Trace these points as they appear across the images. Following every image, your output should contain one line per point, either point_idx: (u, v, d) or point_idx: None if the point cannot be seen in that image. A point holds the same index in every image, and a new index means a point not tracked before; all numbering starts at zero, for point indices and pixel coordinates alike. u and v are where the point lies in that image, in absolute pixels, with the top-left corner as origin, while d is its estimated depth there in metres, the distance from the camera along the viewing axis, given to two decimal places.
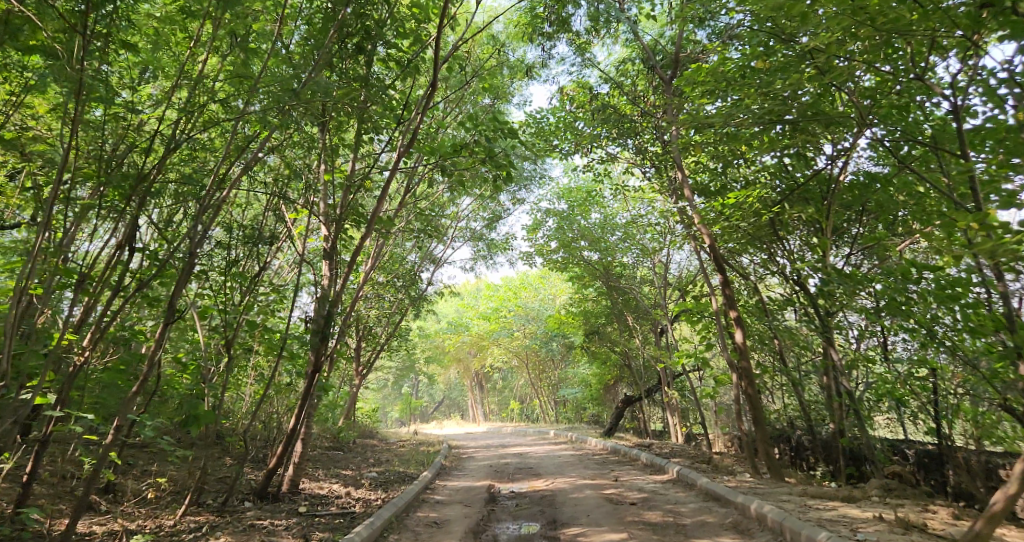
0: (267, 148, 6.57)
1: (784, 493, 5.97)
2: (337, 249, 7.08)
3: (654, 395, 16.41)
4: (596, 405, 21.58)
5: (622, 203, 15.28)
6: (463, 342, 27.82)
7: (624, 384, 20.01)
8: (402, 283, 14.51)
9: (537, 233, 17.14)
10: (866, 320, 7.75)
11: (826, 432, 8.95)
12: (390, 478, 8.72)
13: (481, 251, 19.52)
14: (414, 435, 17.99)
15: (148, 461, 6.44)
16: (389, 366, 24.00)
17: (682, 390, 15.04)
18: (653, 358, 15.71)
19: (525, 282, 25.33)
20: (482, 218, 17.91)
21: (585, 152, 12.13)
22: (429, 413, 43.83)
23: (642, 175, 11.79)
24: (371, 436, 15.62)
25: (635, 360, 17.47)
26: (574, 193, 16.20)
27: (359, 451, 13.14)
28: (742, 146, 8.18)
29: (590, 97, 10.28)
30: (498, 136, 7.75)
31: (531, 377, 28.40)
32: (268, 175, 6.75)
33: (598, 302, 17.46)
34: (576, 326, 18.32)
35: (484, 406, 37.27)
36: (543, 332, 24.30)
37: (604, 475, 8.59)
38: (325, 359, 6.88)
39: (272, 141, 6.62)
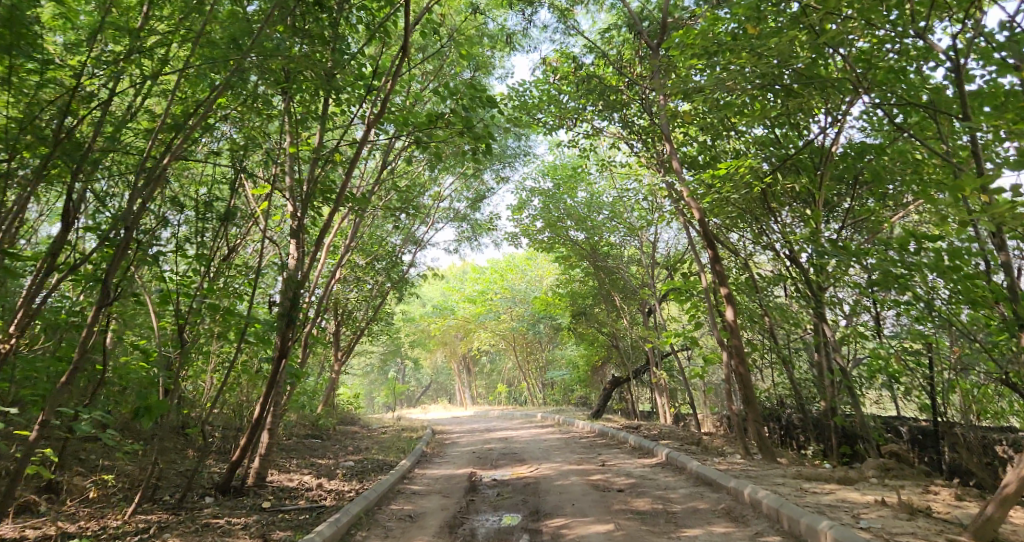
0: (223, 118, 6.09)
1: (777, 476, 5.66)
2: (302, 227, 6.62)
3: (642, 376, 16.15)
4: (584, 387, 21.31)
5: (609, 181, 14.86)
6: (449, 325, 27.44)
7: (613, 365, 19.74)
8: (382, 265, 14.04)
9: (523, 213, 16.72)
10: (861, 295, 7.43)
11: (818, 411, 8.68)
12: (367, 467, 8.36)
13: (466, 231, 19.06)
14: (399, 420, 17.63)
15: (102, 456, 6.00)
16: (374, 351, 23.58)
17: (670, 371, 14.78)
18: (641, 339, 15.41)
19: (511, 263, 24.90)
20: (466, 198, 17.43)
21: (569, 127, 11.69)
22: (417, 398, 43.54)
23: (629, 150, 11.38)
24: (354, 422, 15.24)
25: (623, 341, 17.18)
26: (559, 171, 15.75)
27: (340, 438, 12.76)
28: (733, 114, 7.76)
29: (574, 68, 9.82)
30: (475, 105, 7.28)
31: (518, 360, 28.11)
32: (225, 147, 6.27)
33: (585, 282, 17.11)
34: (563, 307, 17.98)
35: (472, 390, 37.01)
36: (530, 314, 23.95)
37: (591, 459, 8.27)
38: (291, 344, 6.44)
39: (229, 111, 6.14)
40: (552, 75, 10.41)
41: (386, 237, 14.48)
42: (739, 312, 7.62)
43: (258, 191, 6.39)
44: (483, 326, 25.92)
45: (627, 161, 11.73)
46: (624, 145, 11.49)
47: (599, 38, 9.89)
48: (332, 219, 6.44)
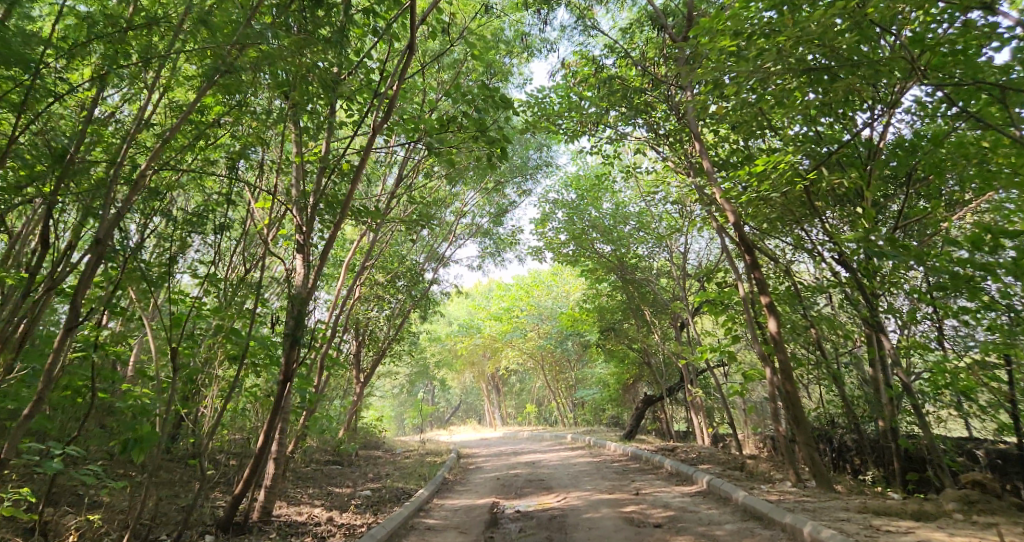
0: (222, 128, 5.77)
1: (839, 510, 4.96)
2: (308, 241, 6.21)
3: (677, 394, 15.40)
4: (616, 406, 20.54)
5: (635, 190, 14.31)
6: (475, 344, 26.92)
7: (645, 383, 18.97)
8: (403, 282, 13.65)
9: (547, 226, 16.22)
10: (920, 301, 6.71)
11: (874, 431, 7.91)
12: (384, 497, 7.83)
13: (489, 247, 18.64)
14: (425, 443, 17.10)
15: (96, 490, 5.60)
16: (399, 372, 23.16)
17: (706, 388, 14.02)
18: (674, 355, 14.69)
19: (537, 279, 24.38)
20: (488, 213, 17.03)
21: (592, 133, 11.20)
22: (445, 419, 42.93)
23: (655, 156, 10.83)
24: (378, 446, 14.77)
25: (655, 358, 16.47)
26: (583, 182, 15.25)
27: (362, 464, 12.29)
28: (771, 108, 7.12)
29: (595, 70, 9.35)
30: (489, 106, 6.85)
31: (547, 379, 27.43)
32: (227, 158, 5.92)
33: (613, 297, 16.49)
34: (591, 323, 17.36)
35: (500, 410, 36.32)
36: (557, 331, 23.33)
37: (624, 487, 7.61)
38: (295, 366, 5.98)
39: (229, 121, 5.81)
40: (572, 79, 9.96)
41: (406, 254, 14.10)
42: (783, 324, 6.94)
43: (261, 204, 6.02)
44: (509, 344, 25.33)
45: (653, 168, 11.17)
46: (650, 150, 10.94)
47: (620, 38, 9.41)
48: (338, 233, 6.02)
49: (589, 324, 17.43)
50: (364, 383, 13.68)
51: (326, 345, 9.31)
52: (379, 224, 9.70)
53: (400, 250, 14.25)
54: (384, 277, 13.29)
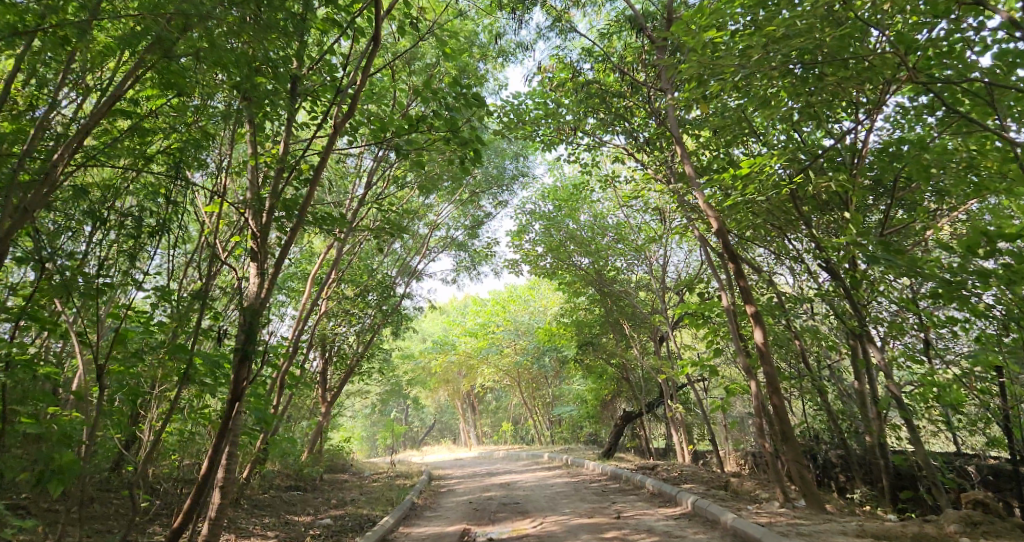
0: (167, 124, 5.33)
1: (837, 535, 4.59)
2: (262, 248, 5.72)
3: (656, 411, 15.03)
4: (594, 424, 20.11)
5: (613, 202, 14.04)
6: (450, 361, 26.33)
7: (624, 399, 18.60)
8: (373, 296, 13.14)
9: (523, 239, 15.87)
10: (909, 311, 6.45)
11: (861, 447, 7.61)
12: (346, 526, 7.27)
13: (464, 261, 18.22)
14: (396, 465, 16.46)
15: (18, 525, 5.01)
16: (370, 390, 22.48)
17: (686, 404, 13.67)
18: (653, 371, 14.35)
19: (513, 294, 23.99)
20: (463, 225, 16.64)
21: (569, 141, 10.90)
22: (420, 438, 41.99)
23: (633, 165, 10.56)
24: (346, 468, 14.12)
25: (633, 374, 16.11)
26: (560, 193, 14.96)
27: (327, 488, 11.65)
28: (755, 110, 6.87)
29: (571, 74, 9.07)
30: (461, 107, 6.47)
31: (524, 396, 26.90)
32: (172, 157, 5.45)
33: (590, 311, 16.15)
34: (568, 338, 16.98)
35: (476, 429, 35.59)
36: (534, 347, 22.90)
37: (603, 509, 7.18)
38: (247, 384, 5.46)
39: (175, 117, 5.37)
40: (549, 85, 9.67)
41: (377, 267, 13.60)
42: (768, 333, 6.63)
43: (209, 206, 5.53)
44: (485, 361, 24.83)
45: (631, 177, 10.90)
46: (628, 159, 10.68)
47: (597, 42, 9.16)
48: (294, 238, 5.55)
49: (566, 339, 17.05)
50: (331, 402, 13.07)
51: (289, 361, 8.76)
52: (346, 233, 9.23)
53: (371, 263, 13.75)
54: (354, 290, 12.77)
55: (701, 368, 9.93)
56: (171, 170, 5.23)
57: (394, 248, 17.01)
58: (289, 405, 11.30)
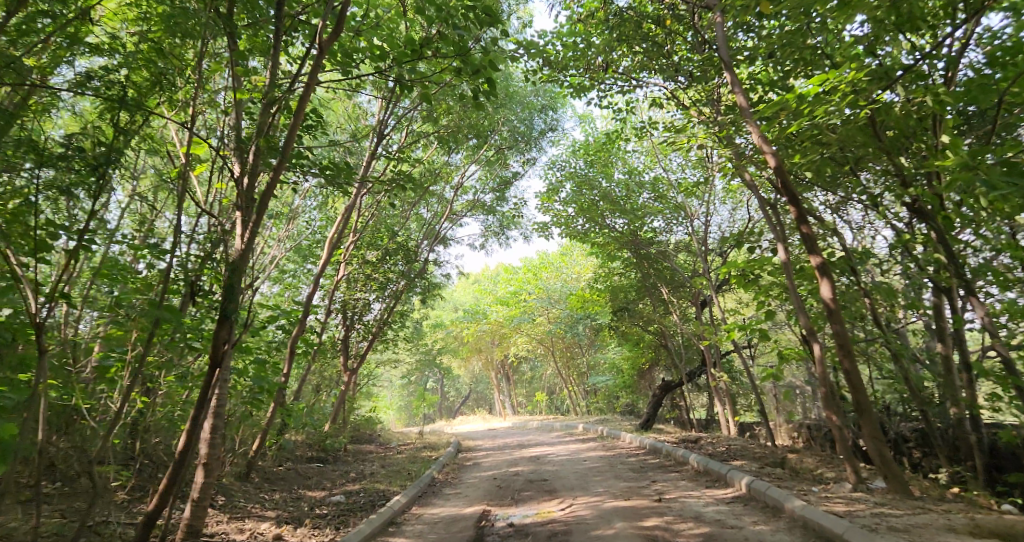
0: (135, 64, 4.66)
1: (944, 534, 3.66)
2: (241, 192, 4.95)
3: (698, 380, 14.06)
4: (631, 394, 19.25)
5: (650, 155, 12.95)
6: (482, 330, 25.70)
7: (662, 368, 17.68)
8: (393, 260, 12.42)
9: (553, 200, 14.90)
10: (1014, 260, 5.35)
11: (943, 422, 6.58)
12: (357, 505, 6.60)
13: (492, 225, 17.42)
14: (424, 436, 15.96)
15: None
16: (400, 360, 22.05)
17: (732, 373, 12.66)
18: (694, 338, 13.36)
19: (545, 261, 23.13)
20: (491, 187, 15.77)
21: (601, 85, 9.85)
22: (455, 408, 41.93)
23: (674, 109, 9.49)
24: (371, 440, 13.62)
25: (673, 341, 15.10)
26: (592, 149, 13.92)
27: (350, 460, 11.12)
28: (828, 22, 5.72)
29: (602, 4, 8.03)
30: (473, 27, 5.52)
31: (558, 366, 26.15)
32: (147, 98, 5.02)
33: (627, 275, 15.18)
34: (603, 304, 16.09)
35: (511, 399, 35.08)
36: (567, 315, 22.07)
37: (642, 489, 6.36)
38: (227, 349, 4.73)
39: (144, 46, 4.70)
40: (578, 19, 8.63)
41: (399, 230, 12.87)
42: (837, 288, 5.60)
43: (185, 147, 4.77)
44: (517, 330, 24.13)
45: (671, 123, 9.85)
46: (667, 103, 9.61)
47: None
48: (277, 181, 4.80)
49: (601, 304, 16.16)
50: (353, 371, 12.53)
51: (298, 327, 8.11)
52: (358, 186, 8.45)
53: (392, 226, 13.02)
54: (374, 254, 12.04)
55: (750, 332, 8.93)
56: (134, 123, 4.68)
57: (419, 212, 16.27)
58: (307, 373, 10.75)
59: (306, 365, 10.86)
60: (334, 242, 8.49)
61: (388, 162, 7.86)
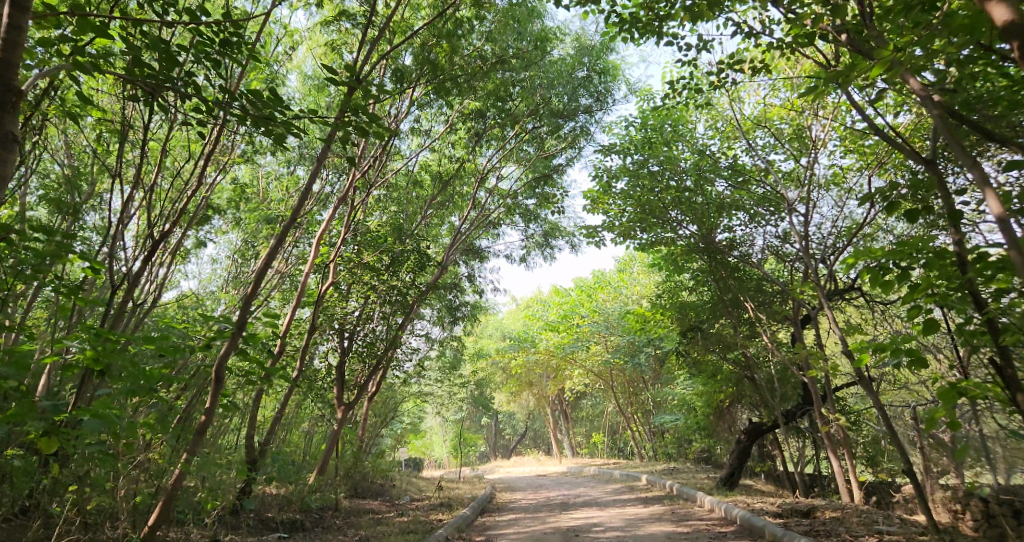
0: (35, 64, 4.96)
1: None
2: None
3: (797, 424, 10.87)
4: (705, 439, 15.93)
5: (729, 127, 10.24)
6: (530, 360, 23.06)
7: (745, 408, 14.41)
8: (399, 267, 9.97)
9: (604, 197, 12.29)
10: None
11: None
12: None
13: (535, 235, 15.03)
14: (453, 487, 13.28)
15: None
16: (434, 393, 19.66)
17: (849, 416, 9.45)
18: (789, 366, 10.32)
19: (601, 279, 20.53)
20: (532, 186, 13.34)
21: (659, 19, 7.31)
22: (509, 447, 39.21)
23: (762, 44, 6.99)
24: (381, 494, 11.06)
25: (760, 371, 12.03)
26: (651, 130, 11.28)
27: (337, 522, 8.60)
28: None
29: None
30: None
31: (619, 403, 22.96)
32: None
33: (698, 289, 12.36)
34: (670, 324, 13.31)
35: (568, 438, 31.87)
36: (627, 342, 19.14)
37: None
38: None
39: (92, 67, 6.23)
40: None
41: (412, 231, 10.46)
42: None
43: None
44: (571, 359, 21.35)
45: (757, 69, 7.35)
46: (755, 37, 6.94)
47: None
48: None
49: (668, 325, 13.38)
50: (354, 405, 10.17)
51: (239, 338, 5.68)
52: (325, 152, 6.20)
53: (404, 226, 10.64)
54: (377, 257, 9.70)
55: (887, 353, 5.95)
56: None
57: (450, 221, 14.14)
58: (285, 404, 8.51)
59: (286, 394, 8.63)
60: (298, 211, 6.07)
61: (362, 101, 5.55)
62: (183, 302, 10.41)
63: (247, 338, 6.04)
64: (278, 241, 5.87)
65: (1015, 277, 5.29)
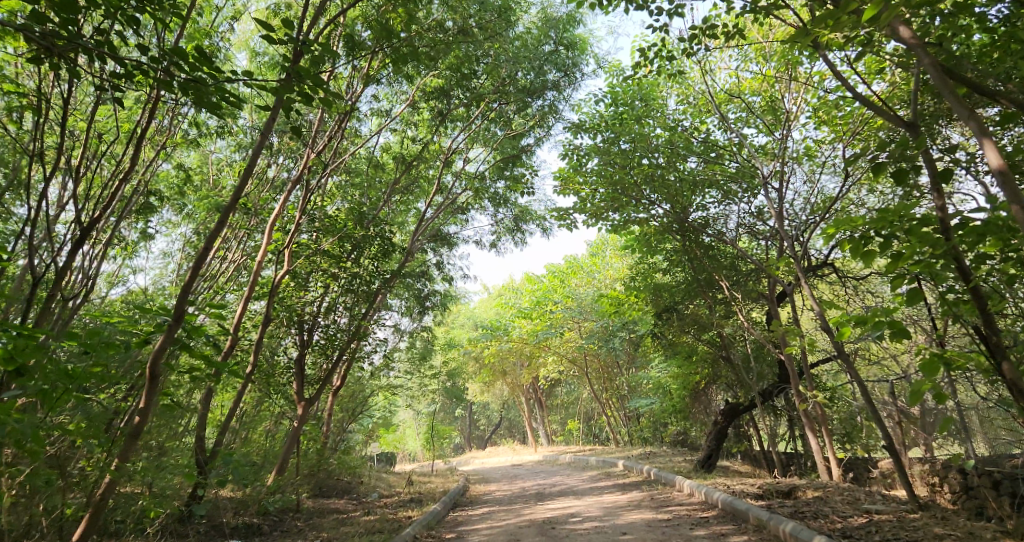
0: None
1: None
2: None
3: (773, 403, 10.72)
4: (681, 422, 15.82)
5: (700, 101, 9.95)
6: (503, 349, 22.74)
7: (720, 389, 14.30)
8: (360, 253, 9.48)
9: (573, 177, 11.93)
10: None
11: None
12: None
13: (504, 219, 14.70)
14: (426, 481, 12.90)
15: None
16: (405, 385, 19.21)
17: (825, 394, 9.29)
18: (765, 344, 10.12)
19: (573, 264, 20.28)
20: (498, 168, 12.92)
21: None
22: (485, 436, 39.11)
23: (735, 7, 6.66)
24: (349, 492, 10.62)
25: (735, 351, 11.85)
26: (621, 107, 10.93)
27: (299, 524, 8.13)
28: None
29: None
30: None
31: (594, 389, 22.80)
32: None
33: (671, 269, 12.10)
34: (644, 307, 13.06)
35: (543, 426, 31.72)
36: (600, 327, 18.93)
37: None
38: None
39: (2, 35, 5.59)
40: None
41: (373, 216, 9.96)
42: None
43: None
44: (544, 347, 21.08)
45: (730, 33, 7.02)
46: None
47: None
48: None
49: (642, 307, 13.13)
50: (317, 399, 9.67)
51: (176, 331, 5.12)
52: (270, 125, 5.64)
53: (366, 211, 10.13)
54: (336, 244, 9.19)
55: (870, 324, 5.69)
56: None
57: (415, 206, 13.65)
58: (240, 402, 7.98)
59: (241, 390, 8.10)
60: (240, 190, 5.51)
61: (304, 66, 5.03)
62: (129, 296, 9.75)
63: (189, 333, 5.47)
64: (218, 223, 5.31)
65: (1006, 243, 5.03)
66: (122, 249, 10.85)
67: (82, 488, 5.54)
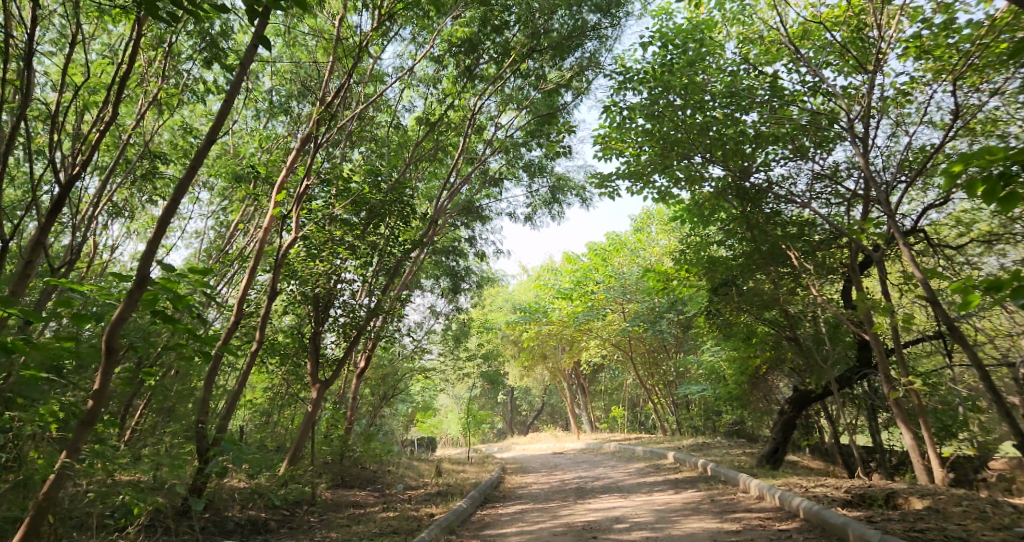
0: None
1: None
2: None
3: (852, 392, 9.35)
4: (737, 410, 14.47)
5: (768, 40, 8.55)
6: (543, 333, 21.70)
7: (782, 375, 12.92)
8: (376, 220, 8.48)
9: (616, 138, 10.69)
10: None
11: None
12: None
13: (539, 194, 13.80)
14: (459, 472, 11.97)
15: None
16: (440, 369, 18.37)
17: (922, 381, 7.86)
18: (842, 323, 8.77)
19: (617, 241, 19.04)
20: (532, 130, 11.75)
21: None
22: (527, 422, 38.35)
23: None
24: (373, 482, 9.75)
25: (802, 332, 10.49)
26: (672, 54, 9.59)
27: (311, 520, 7.24)
28: None
29: None
30: None
31: (640, 374, 21.54)
32: None
33: (729, 239, 10.79)
34: (696, 283, 11.79)
35: (586, 413, 30.62)
36: (646, 308, 17.69)
37: None
38: None
39: None
40: None
41: (393, 179, 8.95)
42: None
43: None
44: (586, 329, 19.93)
45: None
46: None
47: None
48: None
49: (694, 283, 11.87)
50: (334, 381, 8.79)
51: (134, 298, 4.02)
52: (251, 50, 4.70)
53: (386, 174, 9.14)
54: (351, 208, 8.26)
55: (1009, 290, 4.08)
56: None
57: (445, 176, 12.63)
58: (244, 383, 7.15)
59: (246, 370, 7.28)
60: (216, 127, 4.56)
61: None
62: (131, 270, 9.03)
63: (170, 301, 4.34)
64: (190, 163, 4.36)
65: None
66: (133, 222, 10.18)
67: (35, 485, 4.68)
